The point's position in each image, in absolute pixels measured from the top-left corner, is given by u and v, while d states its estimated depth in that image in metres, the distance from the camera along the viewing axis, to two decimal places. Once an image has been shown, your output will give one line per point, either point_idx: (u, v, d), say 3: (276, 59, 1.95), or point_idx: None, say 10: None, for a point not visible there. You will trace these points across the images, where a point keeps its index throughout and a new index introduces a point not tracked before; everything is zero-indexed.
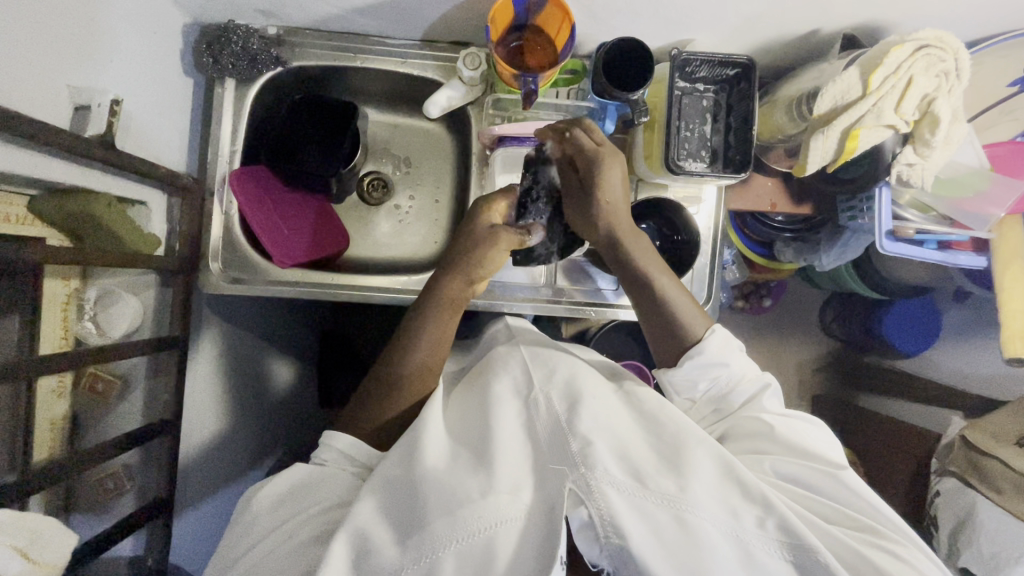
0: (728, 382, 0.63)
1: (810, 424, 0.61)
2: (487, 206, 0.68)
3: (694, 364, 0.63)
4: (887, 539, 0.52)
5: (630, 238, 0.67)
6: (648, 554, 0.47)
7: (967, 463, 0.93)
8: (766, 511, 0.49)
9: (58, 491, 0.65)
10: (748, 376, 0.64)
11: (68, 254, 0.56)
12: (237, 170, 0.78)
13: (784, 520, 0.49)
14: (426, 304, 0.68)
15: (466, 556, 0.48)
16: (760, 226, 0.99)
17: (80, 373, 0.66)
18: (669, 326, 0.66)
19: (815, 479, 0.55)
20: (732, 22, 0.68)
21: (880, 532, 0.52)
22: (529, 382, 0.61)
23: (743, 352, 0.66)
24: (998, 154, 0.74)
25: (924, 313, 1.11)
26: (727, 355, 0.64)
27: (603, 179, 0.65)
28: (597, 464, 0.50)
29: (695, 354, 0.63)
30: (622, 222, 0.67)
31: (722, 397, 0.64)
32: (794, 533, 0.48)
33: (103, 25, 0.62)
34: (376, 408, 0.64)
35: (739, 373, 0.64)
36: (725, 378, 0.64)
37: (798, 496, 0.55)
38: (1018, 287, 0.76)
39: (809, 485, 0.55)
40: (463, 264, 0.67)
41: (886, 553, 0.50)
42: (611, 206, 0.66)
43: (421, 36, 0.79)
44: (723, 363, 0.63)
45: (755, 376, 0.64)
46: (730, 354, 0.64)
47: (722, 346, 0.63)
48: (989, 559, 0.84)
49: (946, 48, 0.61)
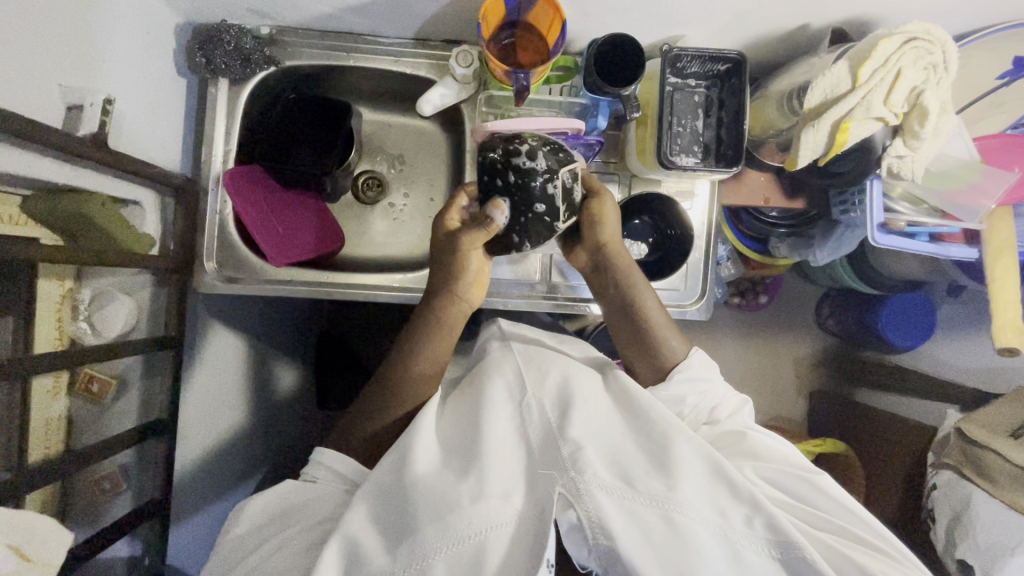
0: (714, 397, 0.65)
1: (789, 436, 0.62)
2: (445, 212, 0.70)
3: (683, 377, 0.66)
4: (867, 541, 0.52)
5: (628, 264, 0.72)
6: (637, 555, 0.48)
7: (962, 455, 0.93)
8: (755, 511, 0.50)
9: (54, 491, 0.66)
10: (728, 396, 0.66)
11: (61, 253, 0.56)
12: (228, 172, 0.77)
13: (772, 519, 0.49)
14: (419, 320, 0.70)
15: (456, 562, 0.48)
16: (753, 222, 0.99)
17: (75, 372, 0.67)
18: (648, 345, 0.70)
19: (800, 486, 0.55)
20: (722, 18, 0.68)
21: (864, 539, 0.52)
22: (521, 384, 0.60)
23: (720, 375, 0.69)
24: (989, 146, 0.75)
25: (917, 307, 1.11)
26: (708, 372, 0.68)
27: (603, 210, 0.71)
28: (586, 468, 0.50)
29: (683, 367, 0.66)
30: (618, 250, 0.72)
31: (710, 407, 0.65)
32: (783, 533, 0.48)
33: (95, 24, 0.62)
34: (376, 409, 0.66)
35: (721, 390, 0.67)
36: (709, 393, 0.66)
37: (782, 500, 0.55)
38: (1008, 278, 0.76)
39: (792, 490, 0.56)
40: (447, 284, 0.70)
41: (869, 557, 0.51)
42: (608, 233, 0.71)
43: (413, 34, 0.79)
44: (707, 377, 0.67)
45: (734, 393, 0.67)
46: (711, 374, 0.67)
47: (703, 363, 0.68)
48: (984, 549, 0.84)
49: (934, 40, 0.61)
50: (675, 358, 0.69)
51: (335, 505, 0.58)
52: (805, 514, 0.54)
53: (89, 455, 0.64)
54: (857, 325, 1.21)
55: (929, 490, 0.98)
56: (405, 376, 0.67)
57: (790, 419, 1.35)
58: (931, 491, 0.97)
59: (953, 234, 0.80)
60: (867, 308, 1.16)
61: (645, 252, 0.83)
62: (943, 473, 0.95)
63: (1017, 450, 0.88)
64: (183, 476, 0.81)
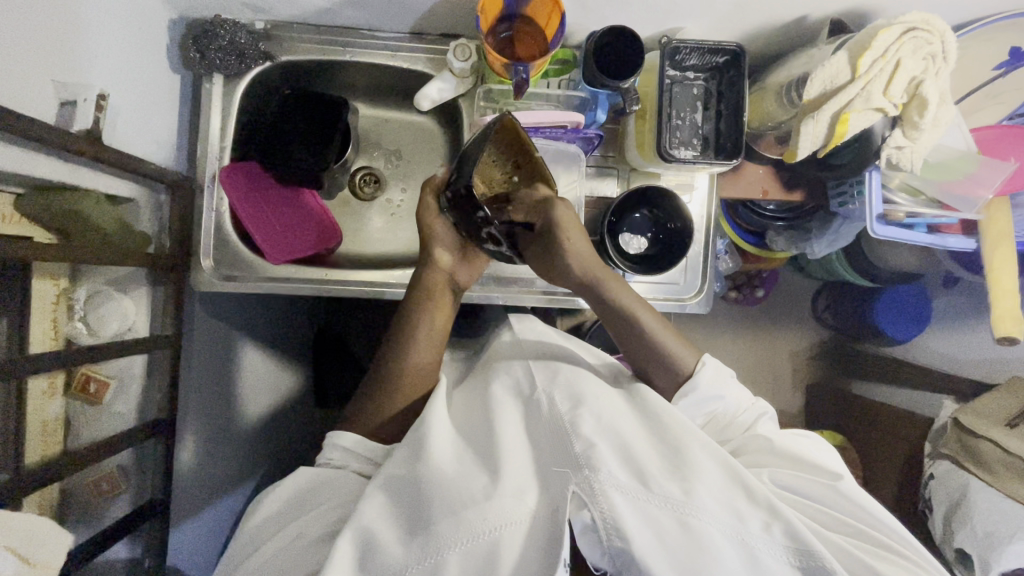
0: (726, 414, 0.64)
1: (802, 436, 0.62)
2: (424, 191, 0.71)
3: (690, 401, 0.63)
4: (883, 545, 0.52)
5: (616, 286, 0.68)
6: (651, 557, 0.47)
7: (959, 445, 0.94)
8: (771, 515, 0.49)
9: (52, 495, 0.67)
10: (743, 408, 0.64)
11: (55, 252, 0.55)
12: (227, 167, 0.77)
13: (789, 525, 0.48)
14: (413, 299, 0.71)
15: (470, 556, 0.47)
16: (751, 215, 0.99)
17: (71, 373, 0.66)
18: (656, 363, 0.66)
19: (817, 489, 0.55)
20: (721, 10, 0.68)
21: (880, 542, 0.52)
22: (531, 383, 0.61)
23: (736, 380, 0.66)
24: (986, 137, 0.76)
25: (913, 298, 1.12)
26: (722, 387, 0.64)
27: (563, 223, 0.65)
28: (600, 466, 0.50)
29: (688, 392, 0.63)
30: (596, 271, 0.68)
31: (723, 424, 0.64)
32: (799, 538, 0.48)
33: (86, 17, 0.61)
34: (383, 398, 0.67)
35: (737, 403, 0.64)
36: (722, 409, 0.64)
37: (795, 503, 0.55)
38: (1005, 268, 0.76)
39: (807, 492, 0.55)
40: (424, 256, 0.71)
41: (888, 564, 0.50)
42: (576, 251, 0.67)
43: (410, 28, 0.78)
44: (718, 396, 0.64)
45: (750, 405, 0.65)
46: (724, 385, 0.64)
47: (713, 378, 0.64)
48: (983, 537, 0.85)
49: (932, 30, 0.61)
50: (686, 372, 0.65)
51: (352, 490, 0.58)
52: (817, 515, 0.54)
53: (86, 455, 0.63)
54: (854, 318, 1.21)
55: (927, 480, 0.98)
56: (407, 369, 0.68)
57: (788, 412, 1.35)
58: (929, 480, 0.98)
59: (951, 225, 0.80)
60: (864, 301, 1.17)
61: (645, 246, 0.81)
62: (941, 463, 0.96)
63: (1013, 438, 0.88)
64: (183, 475, 0.82)
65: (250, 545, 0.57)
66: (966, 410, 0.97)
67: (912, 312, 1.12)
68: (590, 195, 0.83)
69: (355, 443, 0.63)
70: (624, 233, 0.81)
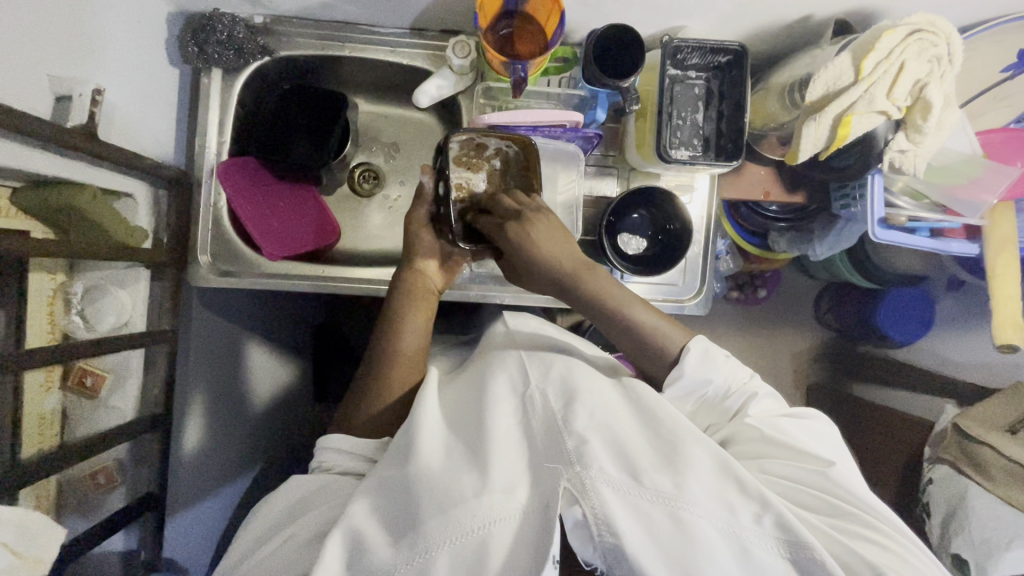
0: (715, 395, 0.62)
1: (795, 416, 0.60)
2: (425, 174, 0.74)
3: (678, 387, 0.62)
4: (879, 530, 0.51)
5: (584, 275, 0.66)
6: (642, 553, 0.46)
7: (960, 451, 0.93)
8: (763, 508, 0.48)
9: (50, 488, 0.66)
10: (732, 390, 0.62)
11: (54, 247, 0.56)
12: (226, 161, 0.77)
13: (782, 517, 0.48)
14: (400, 302, 0.72)
15: (459, 556, 0.47)
16: (753, 215, 0.96)
17: (69, 366, 0.67)
18: (650, 352, 0.64)
19: (809, 479, 0.54)
20: (724, 9, 0.67)
21: (872, 524, 0.51)
22: (525, 378, 0.60)
23: (729, 357, 0.63)
24: (992, 140, 0.74)
25: (917, 303, 1.11)
26: (709, 371, 0.61)
27: (536, 239, 0.65)
28: (591, 462, 0.49)
29: (675, 380, 0.61)
30: (571, 268, 0.66)
31: (714, 405, 0.63)
32: (791, 531, 0.47)
33: (82, 12, 0.61)
34: (379, 393, 0.67)
35: (725, 386, 0.62)
36: (710, 393, 0.62)
37: (792, 492, 0.54)
38: (1010, 273, 0.76)
39: (797, 478, 0.54)
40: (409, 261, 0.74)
41: (875, 550, 0.49)
42: (546, 259, 0.66)
43: (409, 24, 0.78)
44: (705, 381, 0.61)
45: (741, 384, 0.62)
46: (712, 368, 0.61)
47: (699, 364, 0.61)
48: (980, 544, 0.84)
49: (938, 32, 0.60)
50: (675, 352, 0.63)
51: (345, 488, 0.59)
52: (817, 505, 0.53)
53: (80, 451, 0.63)
54: (856, 320, 1.20)
55: (925, 485, 0.97)
56: (387, 362, 0.69)
57: None
58: (928, 484, 0.97)
59: (954, 229, 0.79)
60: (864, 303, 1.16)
61: (644, 247, 0.81)
62: (939, 467, 0.95)
63: (1013, 445, 0.88)
64: (182, 460, 0.82)
65: (248, 541, 0.58)
66: (966, 415, 0.96)
67: (915, 315, 1.11)
68: (589, 194, 0.82)
69: (343, 447, 0.63)
70: (622, 234, 0.81)
